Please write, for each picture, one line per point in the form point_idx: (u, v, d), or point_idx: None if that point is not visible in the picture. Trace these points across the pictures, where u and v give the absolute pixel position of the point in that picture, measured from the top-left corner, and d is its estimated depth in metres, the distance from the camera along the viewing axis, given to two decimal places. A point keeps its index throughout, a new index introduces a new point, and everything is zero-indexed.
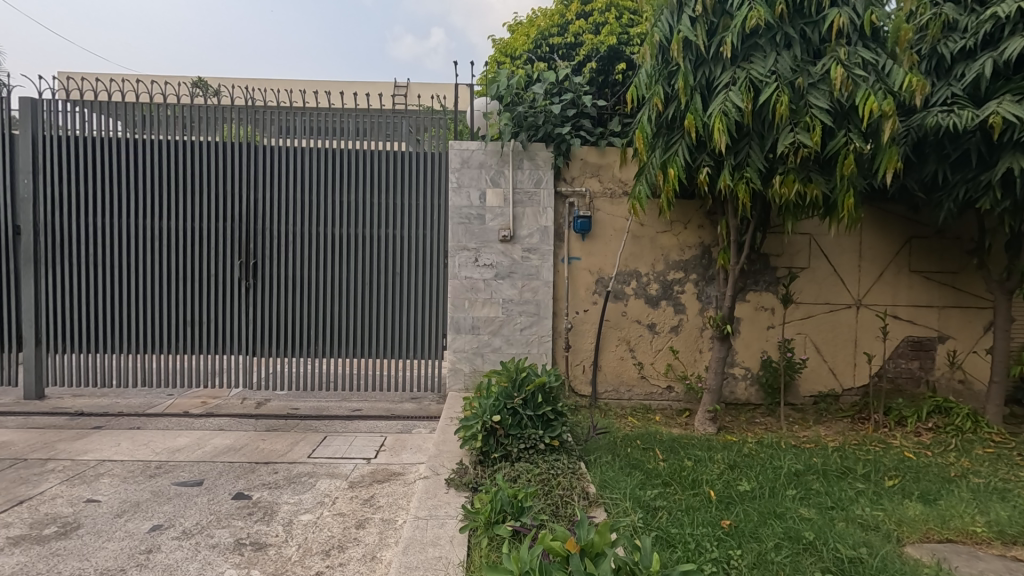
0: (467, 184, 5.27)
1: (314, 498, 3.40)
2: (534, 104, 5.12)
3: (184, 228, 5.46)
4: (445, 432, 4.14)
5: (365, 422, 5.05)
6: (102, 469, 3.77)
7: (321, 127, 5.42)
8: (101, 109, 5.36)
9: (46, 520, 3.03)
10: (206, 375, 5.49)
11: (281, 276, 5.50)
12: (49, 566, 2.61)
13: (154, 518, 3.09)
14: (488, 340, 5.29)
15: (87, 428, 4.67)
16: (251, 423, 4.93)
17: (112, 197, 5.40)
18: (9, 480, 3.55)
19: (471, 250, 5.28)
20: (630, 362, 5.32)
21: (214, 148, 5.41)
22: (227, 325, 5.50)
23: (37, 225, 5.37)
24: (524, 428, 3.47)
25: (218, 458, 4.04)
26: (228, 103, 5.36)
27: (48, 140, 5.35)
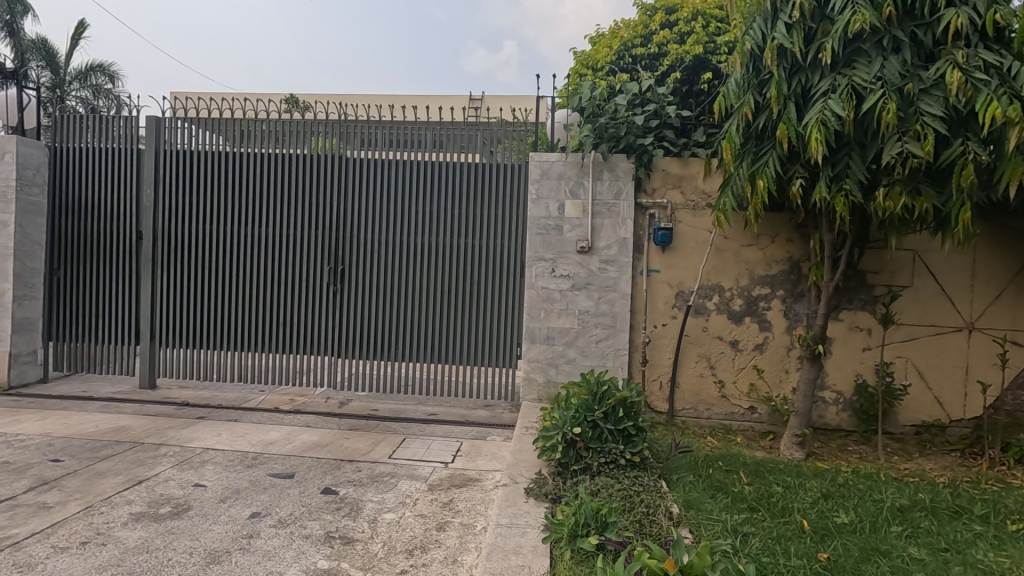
0: (546, 195, 5.31)
1: (396, 498, 3.51)
2: (616, 115, 5.12)
3: (279, 235, 5.84)
4: (521, 441, 4.15)
5: (441, 426, 5.17)
6: (206, 457, 4.08)
7: (405, 140, 5.65)
8: (212, 126, 5.87)
9: (161, 500, 3.32)
10: (295, 373, 5.82)
11: (365, 282, 5.76)
12: (165, 543, 2.84)
13: (253, 506, 3.31)
14: (562, 351, 5.28)
15: (192, 418, 5.08)
16: (335, 422, 5.17)
17: (219, 206, 5.88)
18: (130, 461, 3.91)
19: (548, 260, 5.30)
20: (710, 380, 5.13)
21: (308, 161, 5.77)
22: (316, 327, 5.81)
23: (155, 230, 5.94)
24: (604, 441, 3.43)
25: (307, 453, 4.27)
26: (320, 118, 5.69)
27: (168, 154, 5.91)
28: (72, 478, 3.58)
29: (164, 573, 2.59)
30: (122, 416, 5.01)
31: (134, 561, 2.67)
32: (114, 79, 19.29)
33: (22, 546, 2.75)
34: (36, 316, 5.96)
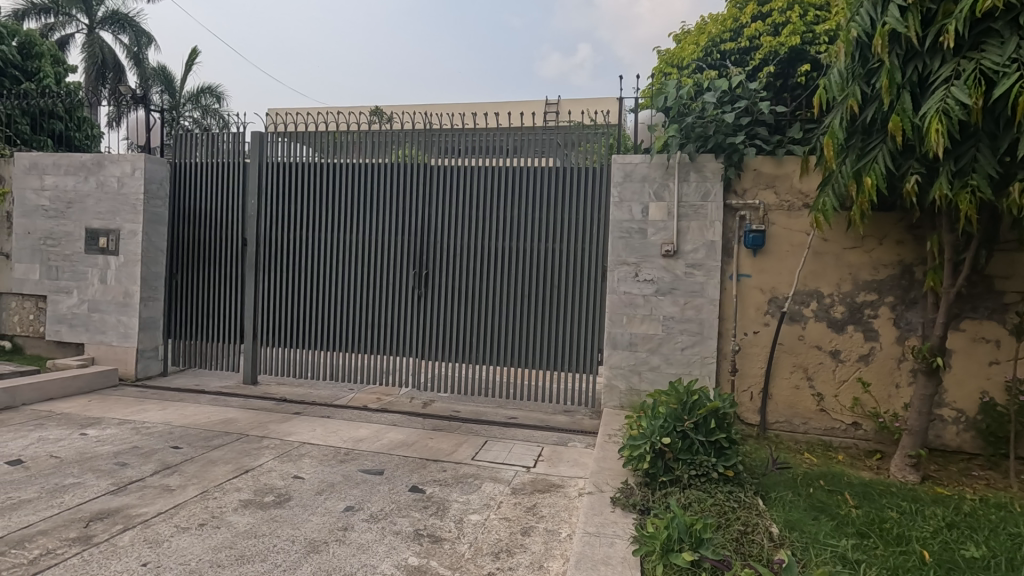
0: (629, 198, 5.20)
1: (480, 500, 3.55)
2: (703, 113, 4.90)
3: (368, 240, 6.11)
4: (604, 449, 4.06)
5: (522, 430, 5.18)
6: (303, 450, 4.33)
7: (486, 146, 5.74)
8: (308, 139, 6.25)
9: (266, 489, 3.55)
10: (382, 374, 6.07)
11: (448, 286, 5.90)
12: (271, 530, 3.04)
13: (347, 499, 3.46)
14: (645, 358, 5.14)
15: (290, 413, 5.42)
16: (419, 421, 5.32)
17: (314, 214, 6.25)
18: (237, 451, 4.23)
19: (631, 264, 5.19)
20: (807, 392, 4.80)
21: (394, 169, 6.00)
22: (402, 330, 6.02)
23: (259, 237, 6.40)
24: (695, 454, 3.29)
25: (394, 451, 4.42)
26: (406, 128, 5.90)
27: (270, 167, 6.36)
28: (189, 464, 3.92)
29: (271, 558, 2.76)
30: (229, 409, 5.43)
31: (244, 544, 2.87)
32: (221, 99, 21.11)
33: (150, 524, 3.04)
34: (158, 315, 6.59)
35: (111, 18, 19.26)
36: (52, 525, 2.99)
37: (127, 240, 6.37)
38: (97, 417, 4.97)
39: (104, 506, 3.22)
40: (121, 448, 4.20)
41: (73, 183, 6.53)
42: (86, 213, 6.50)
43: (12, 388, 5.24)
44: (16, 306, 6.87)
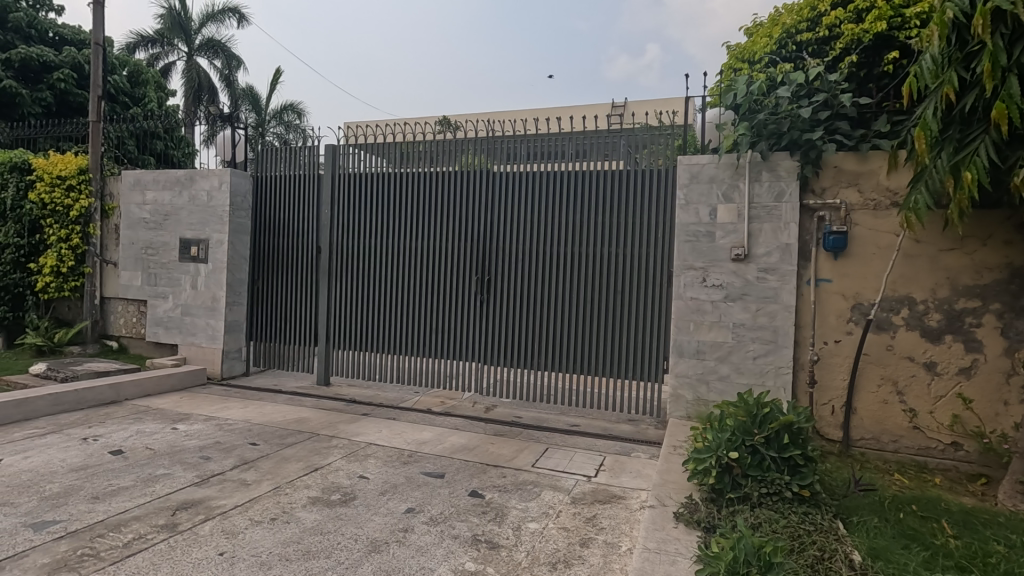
0: (696, 201, 5.01)
1: (539, 508, 3.51)
2: (777, 109, 4.61)
3: (433, 247, 6.25)
4: (669, 461, 3.91)
5: (584, 438, 5.09)
6: (369, 451, 4.47)
7: (549, 151, 5.73)
8: (377, 150, 6.49)
9: (332, 488, 3.69)
10: (446, 378, 6.18)
11: (510, 291, 5.92)
12: (336, 527, 3.15)
13: (408, 501, 3.53)
14: (713, 367, 4.92)
15: (358, 414, 5.62)
16: (481, 426, 5.36)
17: (382, 222, 6.47)
18: (308, 450, 4.43)
19: (698, 269, 4.99)
20: (897, 407, 4.40)
21: (458, 177, 6.11)
22: (465, 335, 6.11)
23: (332, 245, 6.72)
24: (766, 470, 3.11)
25: (456, 455, 4.47)
26: (469, 136, 6.00)
27: (342, 177, 6.67)
28: (265, 461, 4.15)
29: (335, 555, 2.86)
30: (303, 409, 5.71)
31: (311, 540, 2.99)
32: (302, 115, 22.44)
33: (228, 515, 3.24)
34: (241, 319, 7.05)
35: (206, 45, 20.97)
36: (144, 512, 3.25)
37: (215, 249, 6.87)
38: (187, 413, 5.38)
39: (189, 496, 3.47)
40: (206, 443, 4.51)
41: (169, 197, 7.14)
42: (181, 225, 7.07)
43: (117, 385, 5.77)
44: (122, 309, 7.60)
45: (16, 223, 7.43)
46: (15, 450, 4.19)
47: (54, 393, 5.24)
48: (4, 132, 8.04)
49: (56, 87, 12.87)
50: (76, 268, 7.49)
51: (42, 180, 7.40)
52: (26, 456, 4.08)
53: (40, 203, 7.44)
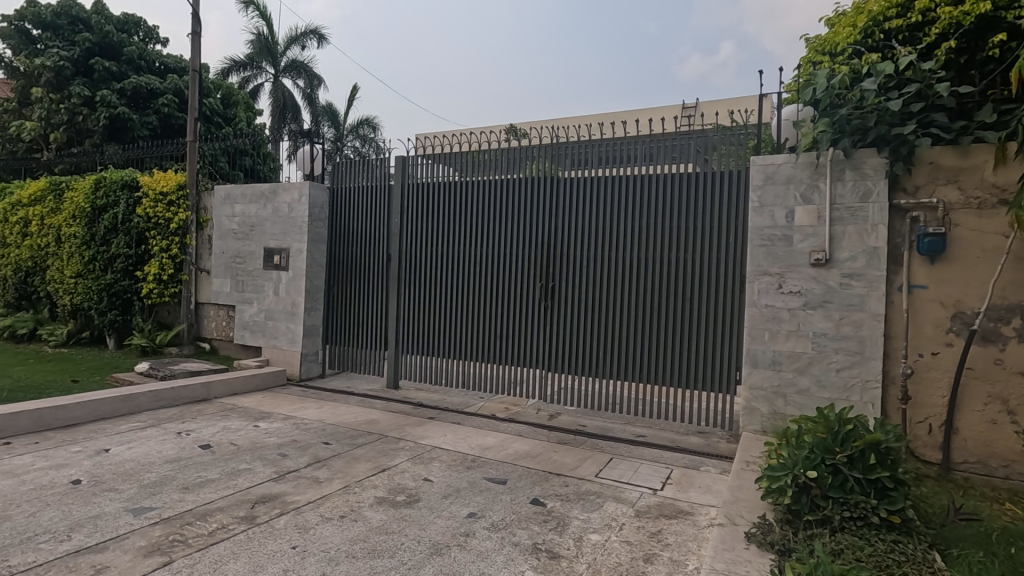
0: (771, 202, 4.76)
1: (602, 519, 3.44)
2: (862, 103, 4.29)
3: (498, 253, 6.32)
4: (740, 477, 3.71)
5: (650, 450, 4.94)
6: (434, 454, 4.56)
7: (615, 155, 5.66)
8: (444, 160, 6.67)
9: (398, 489, 3.79)
10: (510, 384, 6.21)
11: (574, 298, 5.87)
12: (400, 528, 3.23)
13: (470, 506, 3.56)
14: (791, 379, 4.64)
15: (424, 418, 5.75)
16: (544, 433, 5.32)
17: (449, 230, 6.63)
18: (377, 450, 4.59)
19: (774, 275, 4.73)
20: (1007, 429, 3.94)
21: (523, 183, 6.15)
22: (530, 341, 6.11)
23: (401, 252, 6.96)
24: (850, 493, 2.88)
25: (519, 462, 4.47)
26: (535, 143, 6.03)
27: (412, 186, 6.90)
28: (336, 460, 4.33)
29: (398, 555, 2.92)
30: (373, 411, 5.93)
31: (376, 539, 3.08)
32: (376, 129, 23.52)
33: (301, 511, 3.40)
34: (318, 323, 7.43)
35: (291, 66, 22.45)
36: (226, 503, 3.48)
37: (295, 257, 7.29)
38: (268, 412, 5.73)
39: (267, 491, 3.68)
40: (283, 440, 4.78)
41: (255, 210, 7.66)
42: (265, 235, 7.56)
43: (208, 383, 6.24)
44: (214, 314, 8.23)
45: (125, 235, 8.22)
46: (120, 441, 4.62)
47: (154, 390, 5.74)
48: (117, 154, 8.94)
49: (161, 111, 14.23)
50: (175, 275, 8.20)
51: (148, 196, 8.15)
52: (129, 447, 4.49)
53: (146, 217, 8.20)
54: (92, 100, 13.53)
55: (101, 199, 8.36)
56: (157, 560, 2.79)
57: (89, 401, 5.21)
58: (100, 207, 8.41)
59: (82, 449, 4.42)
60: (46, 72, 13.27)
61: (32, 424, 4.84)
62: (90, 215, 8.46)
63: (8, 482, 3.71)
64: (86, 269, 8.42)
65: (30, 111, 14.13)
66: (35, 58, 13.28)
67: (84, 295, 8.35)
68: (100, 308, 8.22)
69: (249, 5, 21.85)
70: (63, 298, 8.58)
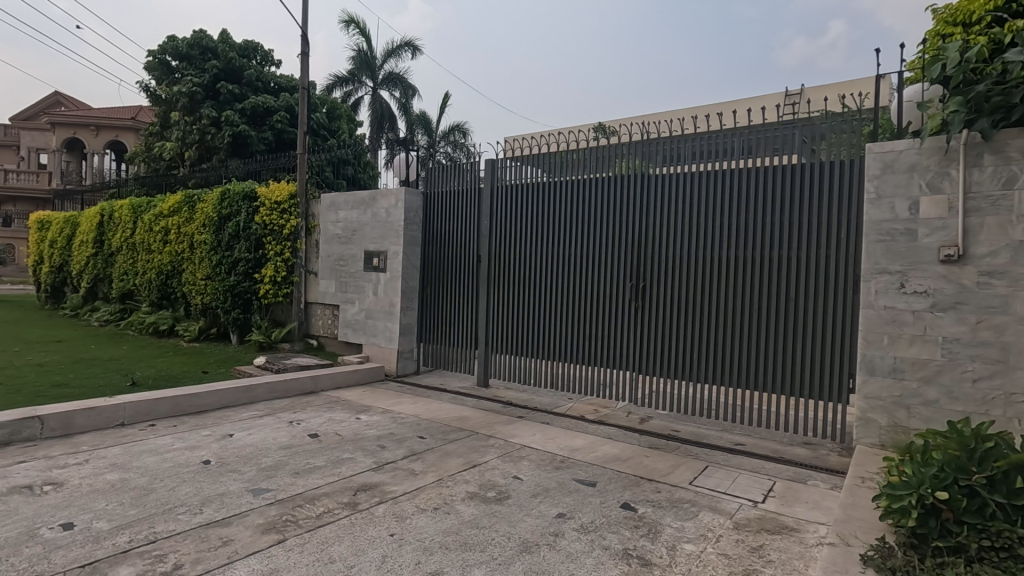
0: (890, 193, 4.33)
1: (697, 529, 3.29)
2: (1004, 78, 3.75)
3: (586, 254, 6.27)
4: (854, 494, 3.40)
5: (750, 459, 4.66)
6: (524, 453, 4.61)
7: (710, 149, 5.41)
8: (532, 161, 6.73)
9: (489, 485, 3.87)
10: (599, 386, 6.12)
11: (666, 299, 5.68)
12: (491, 523, 3.29)
13: (560, 506, 3.55)
14: (915, 389, 4.18)
15: (514, 417, 5.82)
16: (635, 437, 5.20)
17: (537, 231, 6.67)
18: (468, 446, 4.72)
19: (894, 273, 4.29)
20: None
21: (611, 182, 6.06)
22: (619, 342, 5.99)
23: (491, 253, 7.11)
24: (990, 519, 2.54)
25: (609, 465, 4.40)
26: (624, 141, 5.92)
27: (501, 189, 7.03)
28: (430, 453, 4.51)
29: (489, 550, 2.98)
30: (464, 408, 6.10)
31: (468, 533, 3.17)
32: (467, 134, 24.21)
33: (398, 501, 3.57)
34: (413, 322, 7.78)
35: (388, 78, 23.70)
36: (331, 489, 3.73)
37: (392, 260, 7.68)
38: (368, 406, 6.07)
39: (368, 480, 3.90)
40: (382, 433, 5.04)
41: (357, 216, 8.16)
42: (365, 238, 8.03)
43: (316, 377, 6.73)
44: (321, 313, 8.88)
45: (246, 241, 9.08)
46: (241, 427, 5.11)
47: (270, 382, 6.29)
48: (239, 168, 9.91)
49: (276, 127, 15.59)
50: (288, 277, 8.94)
51: (265, 205, 8.96)
52: (249, 433, 4.95)
53: (263, 224, 9.00)
54: (218, 120, 15.09)
55: (226, 209, 9.31)
56: (273, 538, 3.06)
57: (216, 390, 5.81)
58: (225, 216, 9.35)
59: (210, 433, 4.93)
60: (182, 98, 15.03)
61: (171, 409, 5.47)
62: (217, 223, 9.45)
63: (153, 460, 4.22)
64: (214, 272, 9.41)
65: (170, 133, 16.04)
66: (174, 86, 15.08)
67: (213, 296, 9.34)
68: (225, 307, 9.14)
69: (350, 23, 23.33)
70: (195, 298, 9.63)
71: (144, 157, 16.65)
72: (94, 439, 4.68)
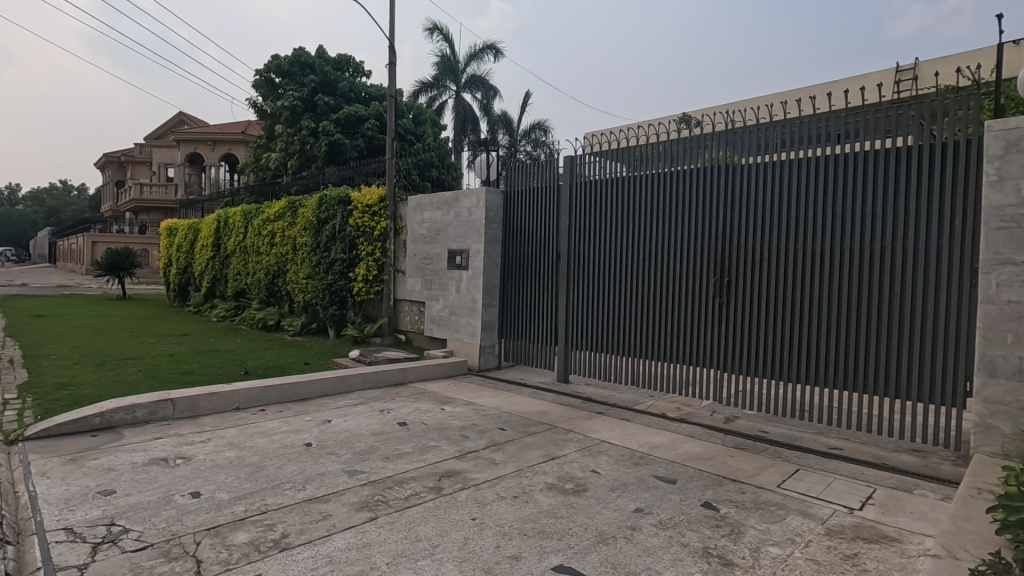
0: (1015, 175, 3.90)
1: (783, 532, 3.16)
2: None
3: (668, 249, 6.14)
4: (967, 505, 3.11)
5: (847, 464, 4.37)
6: (603, 448, 4.62)
7: (802, 136, 5.12)
8: (612, 156, 6.70)
9: (567, 477, 3.93)
10: (682, 384, 5.98)
11: (754, 294, 5.44)
12: (568, 514, 3.36)
13: (638, 501, 3.55)
14: None
15: (593, 412, 5.83)
16: (719, 437, 5.04)
17: (617, 226, 6.62)
18: (548, 439, 4.80)
19: (1020, 264, 3.87)
20: None
21: (694, 174, 5.90)
22: (702, 339, 5.82)
23: (570, 250, 7.15)
24: None
25: (691, 463, 4.31)
26: (708, 131, 5.74)
27: (580, 185, 7.05)
28: (511, 445, 4.64)
29: (566, 538, 3.05)
30: (545, 402, 6.20)
31: (546, 521, 3.25)
32: (547, 133, 24.34)
33: (480, 488, 3.73)
34: (494, 319, 7.99)
35: (470, 81, 24.33)
36: (418, 474, 3.96)
37: (475, 257, 7.93)
38: (453, 397, 6.33)
39: (451, 467, 4.10)
40: (465, 424, 5.25)
41: (441, 216, 8.49)
42: (448, 237, 8.35)
43: (404, 369, 7.12)
44: (409, 309, 9.34)
45: (341, 243, 9.75)
46: (338, 414, 5.53)
47: (363, 373, 6.74)
48: (334, 174, 10.64)
49: (367, 134, 16.54)
50: (378, 275, 9.49)
51: (358, 208, 9.55)
52: (345, 420, 5.35)
53: (356, 226, 9.61)
54: (316, 131, 16.24)
55: (324, 213, 10.03)
56: (366, 515, 3.32)
57: (316, 379, 6.31)
58: (323, 220, 10.09)
59: (311, 418, 5.39)
60: (285, 111, 16.38)
61: (278, 396, 6.03)
62: (316, 226, 10.21)
63: (264, 440, 4.69)
64: (313, 271, 10.18)
65: (275, 144, 17.51)
66: (278, 101, 16.44)
67: (313, 294, 10.11)
68: (324, 303, 9.88)
69: (434, 30, 24.18)
70: (298, 295, 10.47)
71: (254, 168, 18.33)
72: (215, 421, 5.27)
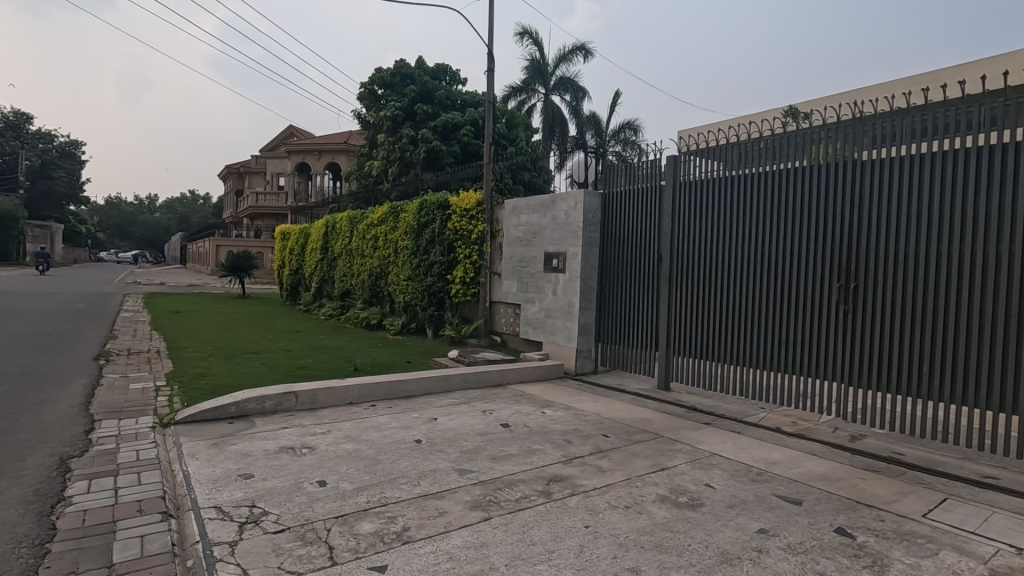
0: None
1: (936, 569, 2.84)
2: None
3: (782, 251, 5.74)
4: None
5: (1006, 496, 3.85)
6: (714, 461, 4.41)
7: (942, 124, 4.57)
8: (717, 154, 6.38)
9: (680, 490, 3.78)
10: (799, 397, 5.56)
11: (884, 301, 4.94)
12: (685, 529, 3.22)
13: (761, 521, 3.34)
14: None
15: (699, 423, 5.58)
16: (845, 456, 4.64)
17: (724, 228, 6.30)
18: (654, 449, 4.65)
19: None
20: None
21: (811, 171, 5.48)
22: (822, 349, 5.38)
23: (672, 251, 6.88)
24: None
25: (816, 483, 3.99)
26: (827, 123, 5.29)
27: (682, 185, 6.79)
28: (616, 452, 4.54)
29: (686, 555, 2.93)
30: (646, 410, 6.03)
31: (662, 535, 3.14)
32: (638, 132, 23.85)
33: (590, 495, 3.68)
34: (591, 322, 7.90)
35: (559, 83, 24.36)
36: (526, 477, 3.98)
37: (572, 260, 7.91)
38: (552, 401, 6.33)
39: (558, 472, 4.09)
40: (568, 428, 5.22)
41: (537, 219, 8.54)
42: (545, 240, 8.38)
43: (502, 371, 7.23)
44: (504, 311, 9.48)
45: (440, 246, 10.10)
46: (443, 413, 5.70)
47: (464, 373, 6.92)
48: (433, 180, 11.03)
49: (462, 140, 17.05)
50: (475, 278, 9.72)
51: (457, 213, 9.86)
52: (450, 418, 5.50)
53: (454, 230, 9.92)
54: (415, 138, 16.96)
55: (423, 218, 10.44)
56: (480, 514, 3.38)
57: (420, 378, 6.56)
58: (422, 224, 10.50)
59: (418, 415, 5.60)
60: (387, 121, 17.26)
61: (386, 392, 6.33)
62: (416, 230, 10.65)
63: (377, 435, 4.93)
64: (414, 273, 10.63)
65: (376, 152, 18.51)
66: (380, 112, 17.35)
67: (413, 295, 10.55)
68: (424, 305, 10.27)
69: (524, 35, 24.49)
70: (399, 296, 10.98)
71: (358, 176, 19.47)
72: (332, 413, 5.63)
